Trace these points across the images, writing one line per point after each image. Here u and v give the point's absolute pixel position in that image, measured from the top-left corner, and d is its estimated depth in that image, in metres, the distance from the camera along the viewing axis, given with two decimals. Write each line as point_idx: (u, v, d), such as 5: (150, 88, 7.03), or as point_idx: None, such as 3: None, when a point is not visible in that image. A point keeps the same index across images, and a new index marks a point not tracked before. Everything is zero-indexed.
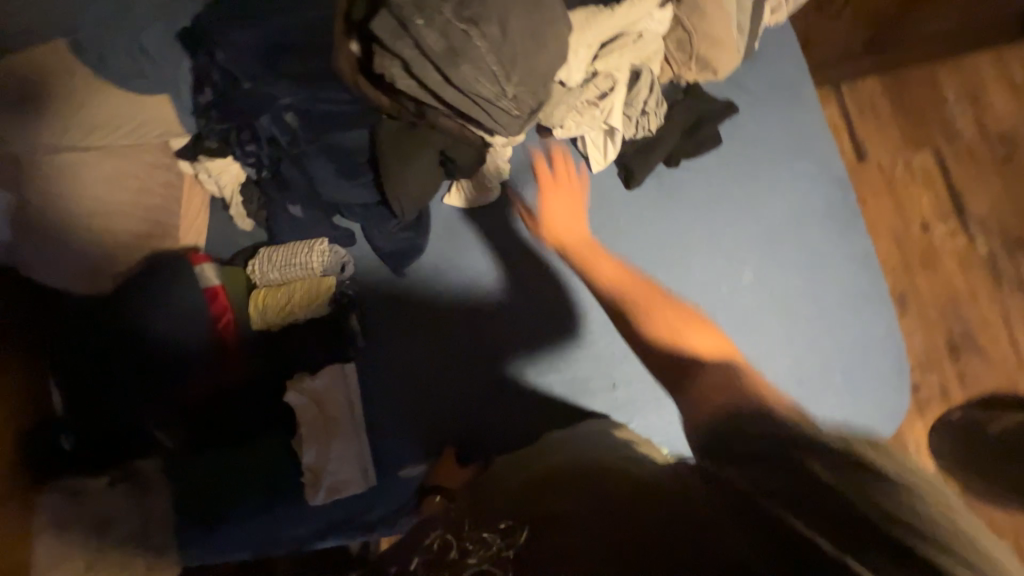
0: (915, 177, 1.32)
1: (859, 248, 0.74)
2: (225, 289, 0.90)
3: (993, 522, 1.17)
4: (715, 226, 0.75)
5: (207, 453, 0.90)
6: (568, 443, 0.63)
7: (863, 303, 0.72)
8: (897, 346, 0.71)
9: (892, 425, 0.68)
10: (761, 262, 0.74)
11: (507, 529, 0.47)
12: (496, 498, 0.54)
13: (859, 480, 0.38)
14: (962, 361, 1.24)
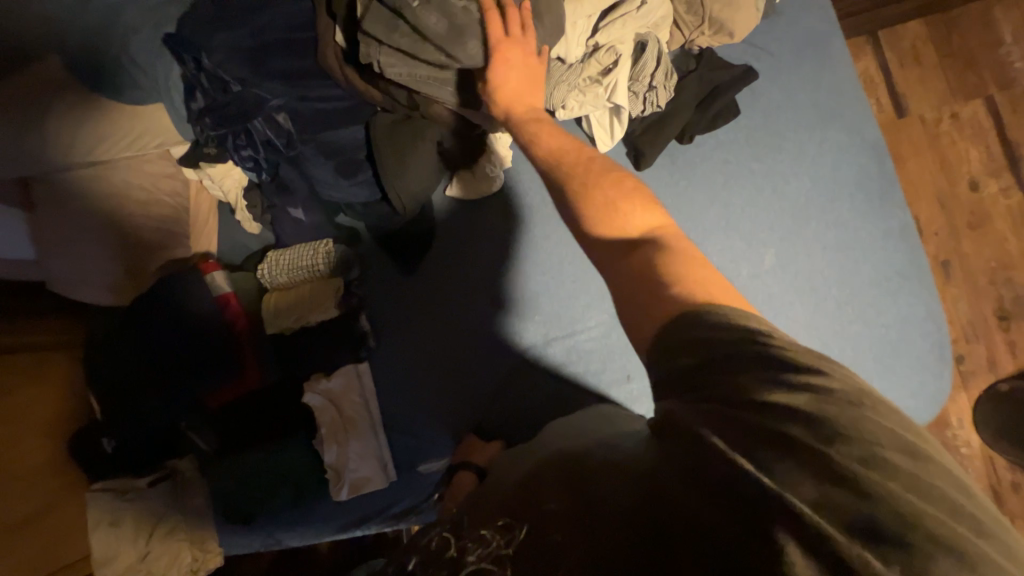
0: (962, 129, 1.19)
1: (895, 223, 0.67)
2: (236, 295, 0.91)
3: None
4: (731, 206, 0.70)
5: (235, 455, 0.93)
6: (579, 437, 0.62)
7: (899, 281, 0.66)
8: (938, 326, 0.65)
9: (929, 411, 0.64)
10: (785, 242, 0.68)
11: (506, 527, 0.49)
12: (503, 499, 0.55)
13: (829, 432, 0.38)
14: (1012, 330, 1.15)
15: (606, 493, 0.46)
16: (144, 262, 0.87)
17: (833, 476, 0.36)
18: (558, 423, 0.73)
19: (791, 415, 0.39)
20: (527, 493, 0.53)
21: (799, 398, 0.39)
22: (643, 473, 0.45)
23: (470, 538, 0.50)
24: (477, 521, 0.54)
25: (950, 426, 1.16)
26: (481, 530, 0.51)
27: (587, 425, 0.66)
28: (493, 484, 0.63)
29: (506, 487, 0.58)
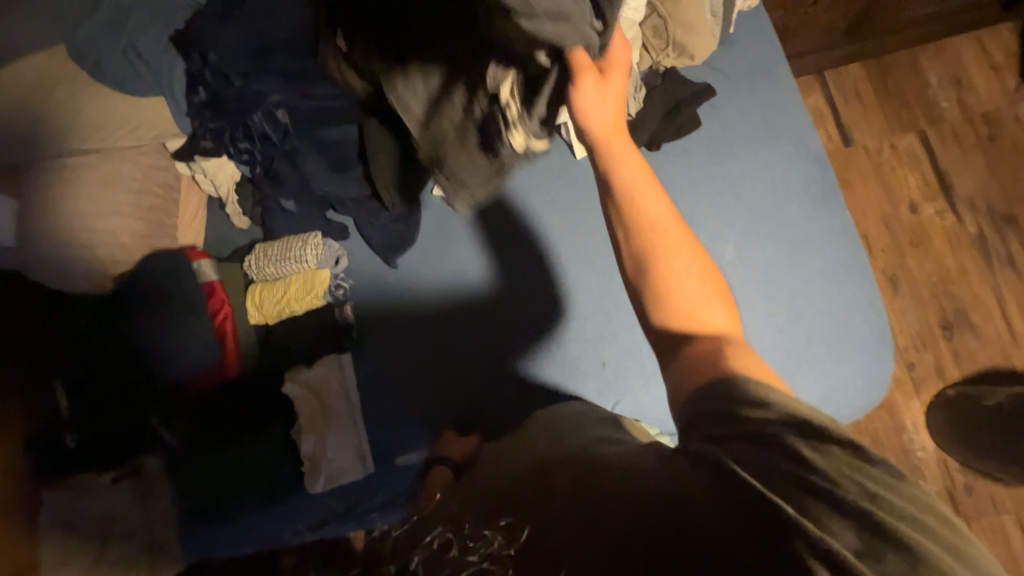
0: (900, 159, 1.33)
1: (838, 222, 0.74)
2: (222, 285, 0.91)
3: (993, 498, 1.17)
4: (698, 207, 0.77)
5: (206, 453, 0.89)
6: (584, 434, 0.65)
7: (845, 275, 0.73)
8: (881, 315, 0.72)
9: (876, 393, 0.70)
10: (743, 239, 0.75)
11: (507, 528, 0.56)
12: (509, 502, 0.60)
13: (873, 492, 0.43)
14: (956, 340, 1.24)
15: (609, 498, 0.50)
16: (129, 250, 0.88)
17: (879, 532, 0.40)
18: (547, 419, 0.76)
19: (808, 457, 0.45)
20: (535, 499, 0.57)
21: (836, 454, 0.45)
22: (651, 483, 0.50)
23: (472, 537, 0.58)
24: (479, 526, 0.60)
25: (907, 431, 1.22)
26: (481, 530, 0.58)
27: (588, 421, 0.70)
28: (482, 482, 0.69)
29: (510, 488, 0.62)
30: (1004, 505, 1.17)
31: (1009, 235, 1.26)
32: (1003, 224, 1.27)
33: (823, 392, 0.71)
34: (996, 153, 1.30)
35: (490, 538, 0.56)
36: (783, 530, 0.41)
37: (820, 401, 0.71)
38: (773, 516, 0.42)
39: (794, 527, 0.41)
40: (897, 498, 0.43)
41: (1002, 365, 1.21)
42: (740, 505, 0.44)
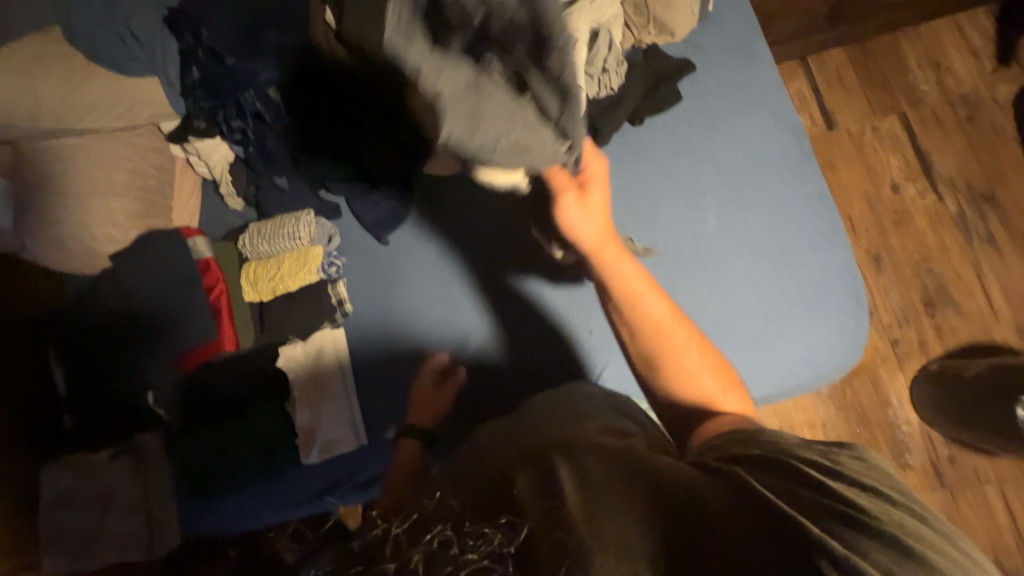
0: (883, 141, 1.36)
1: (814, 189, 0.77)
2: (216, 261, 0.93)
3: (977, 469, 1.20)
4: (678, 179, 0.80)
5: (204, 426, 0.92)
6: (583, 437, 0.58)
7: (820, 239, 0.75)
8: (856, 276, 0.74)
9: (853, 352, 0.73)
10: (722, 207, 0.78)
11: (506, 522, 0.43)
12: (509, 497, 0.46)
13: (895, 517, 0.45)
14: (938, 316, 1.27)
15: (631, 502, 0.46)
16: (126, 230, 0.90)
17: (905, 551, 0.42)
18: (543, 414, 0.70)
19: (796, 468, 0.50)
20: (548, 493, 0.46)
21: (854, 489, 0.48)
22: (670, 493, 0.48)
23: (469, 532, 0.42)
24: (475, 520, 0.44)
25: (892, 406, 1.25)
26: (481, 525, 0.43)
27: (584, 420, 0.64)
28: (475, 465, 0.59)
29: (509, 481, 0.49)
30: (986, 476, 1.19)
31: (989, 213, 1.29)
32: (982, 202, 1.30)
33: (804, 352, 0.73)
34: (975, 134, 1.33)
35: (496, 531, 0.42)
36: (785, 523, 0.44)
37: (802, 361, 0.73)
38: (776, 515, 0.45)
39: (801, 527, 0.43)
40: (920, 526, 0.45)
41: (982, 339, 1.24)
42: (747, 508, 0.46)
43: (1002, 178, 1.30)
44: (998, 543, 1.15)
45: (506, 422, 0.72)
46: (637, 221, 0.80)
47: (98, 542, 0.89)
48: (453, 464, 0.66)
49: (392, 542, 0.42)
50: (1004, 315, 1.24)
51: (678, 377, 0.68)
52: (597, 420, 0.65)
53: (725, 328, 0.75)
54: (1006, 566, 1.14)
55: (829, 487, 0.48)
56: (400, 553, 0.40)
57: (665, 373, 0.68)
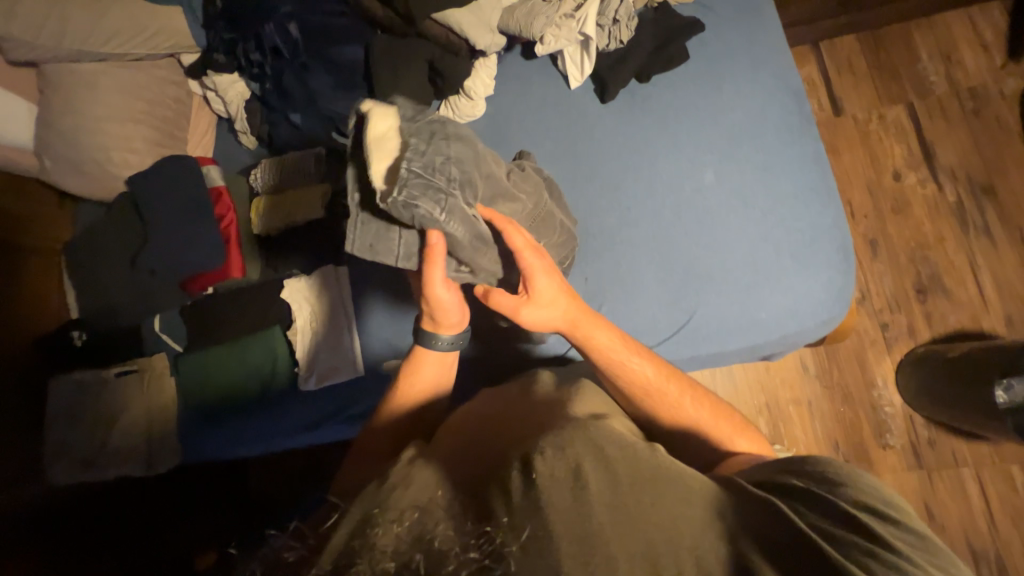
0: (888, 130, 1.37)
1: (810, 149, 0.80)
2: (228, 190, 0.96)
3: (955, 453, 1.22)
4: (681, 134, 0.82)
5: (209, 350, 0.95)
6: (600, 420, 0.55)
7: (813, 197, 0.78)
8: (844, 235, 0.78)
9: (838, 304, 0.76)
10: (722, 164, 0.80)
11: (508, 521, 0.41)
12: (531, 492, 0.42)
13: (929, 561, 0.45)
14: (929, 303, 1.29)
15: (660, 517, 0.44)
16: (142, 156, 0.92)
17: None
18: (545, 394, 0.66)
19: (843, 507, 0.49)
20: (573, 485, 0.43)
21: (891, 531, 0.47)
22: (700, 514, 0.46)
23: (472, 532, 0.40)
24: (476, 519, 0.42)
25: (876, 387, 1.27)
26: (483, 524, 0.41)
27: (593, 405, 0.62)
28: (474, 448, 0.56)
29: (526, 466, 0.45)
30: (963, 460, 1.21)
31: (986, 205, 1.31)
32: (981, 194, 1.32)
33: (791, 304, 0.76)
34: (979, 127, 1.35)
35: (500, 531, 0.40)
36: (821, 560, 0.42)
37: (787, 313, 0.76)
38: (813, 546, 0.44)
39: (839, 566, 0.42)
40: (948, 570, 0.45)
41: (970, 327, 1.26)
42: (786, 530, 0.45)
43: (1002, 172, 1.32)
44: (969, 523, 1.18)
45: (507, 397, 0.69)
46: (640, 172, 0.82)
47: (101, 454, 0.92)
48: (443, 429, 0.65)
49: (389, 544, 0.38)
50: (993, 305, 1.26)
51: (674, 431, 0.68)
52: (596, 404, 0.63)
53: (714, 278, 0.78)
54: (975, 547, 1.17)
55: (876, 532, 0.46)
56: (401, 554, 0.37)
57: (664, 425, 0.69)
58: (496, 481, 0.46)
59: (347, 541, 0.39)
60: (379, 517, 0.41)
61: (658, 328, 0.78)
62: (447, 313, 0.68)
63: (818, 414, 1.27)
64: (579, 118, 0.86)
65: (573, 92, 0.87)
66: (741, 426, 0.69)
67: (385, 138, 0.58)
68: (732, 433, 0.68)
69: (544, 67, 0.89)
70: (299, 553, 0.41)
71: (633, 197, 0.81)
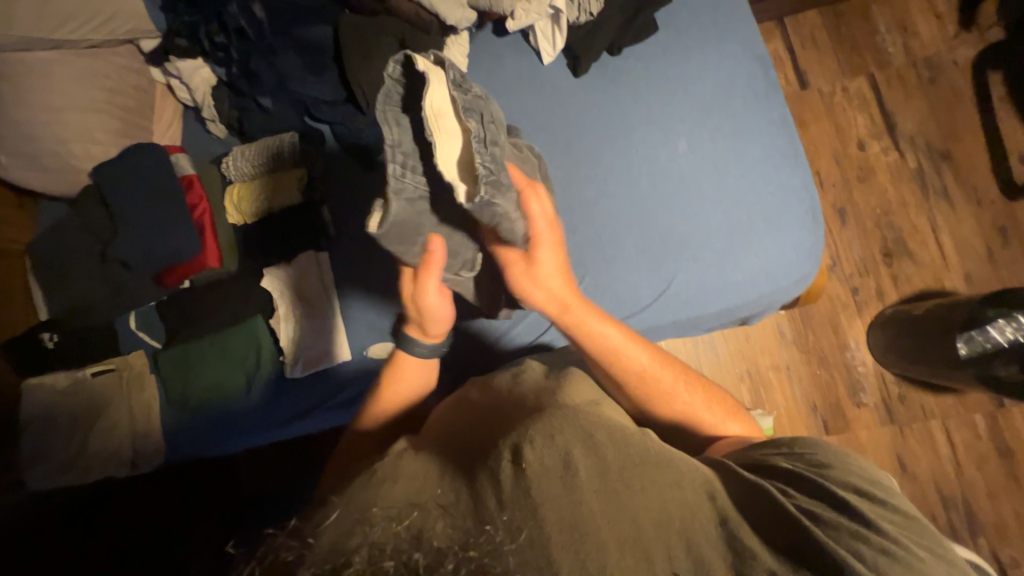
0: (851, 100, 1.42)
1: (777, 115, 0.83)
2: (199, 178, 0.93)
3: (924, 406, 1.28)
4: (653, 104, 0.84)
5: (189, 345, 0.93)
6: (590, 407, 0.55)
7: (781, 160, 0.81)
8: (812, 196, 0.81)
9: (809, 263, 0.79)
10: (694, 132, 0.82)
11: (509, 524, 0.40)
12: (521, 478, 0.43)
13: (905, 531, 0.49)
14: (895, 265, 1.34)
15: (651, 502, 0.45)
16: (105, 147, 0.90)
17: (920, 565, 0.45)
18: (534, 383, 0.66)
19: (829, 490, 0.52)
20: (564, 475, 0.44)
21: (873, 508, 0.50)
22: (693, 498, 0.47)
23: (472, 528, 0.38)
24: (473, 518, 0.40)
25: (850, 348, 1.32)
26: (483, 522, 0.39)
27: (583, 392, 0.61)
28: (470, 439, 0.56)
29: (516, 455, 0.46)
30: (931, 412, 1.28)
31: (944, 169, 1.37)
32: (939, 160, 1.38)
33: (764, 266, 0.79)
34: (935, 95, 1.40)
35: (497, 529, 0.39)
36: (805, 539, 0.46)
37: (762, 274, 0.79)
38: (800, 525, 0.47)
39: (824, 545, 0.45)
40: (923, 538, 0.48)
41: (933, 286, 1.32)
42: (775, 516, 0.48)
43: (957, 138, 1.38)
44: (938, 471, 1.25)
45: (497, 386, 0.69)
46: (615, 144, 0.84)
47: (80, 459, 0.88)
48: (426, 428, 0.64)
49: (389, 542, 0.35)
50: (953, 265, 1.33)
51: (671, 415, 0.69)
52: (583, 390, 0.62)
53: (690, 244, 0.80)
54: (945, 493, 1.23)
55: (858, 513, 0.49)
56: (400, 552, 0.34)
57: (657, 411, 0.69)
58: (487, 467, 0.46)
59: (345, 541, 0.36)
60: (375, 518, 0.39)
61: (638, 296, 0.80)
62: (433, 323, 0.71)
63: (796, 377, 1.32)
64: (553, 93, 0.86)
65: (547, 68, 0.87)
66: (727, 407, 0.72)
67: (442, 116, 0.55)
68: (720, 414, 0.70)
69: (517, 44, 0.90)
70: (300, 551, 0.36)
71: (610, 171, 0.83)
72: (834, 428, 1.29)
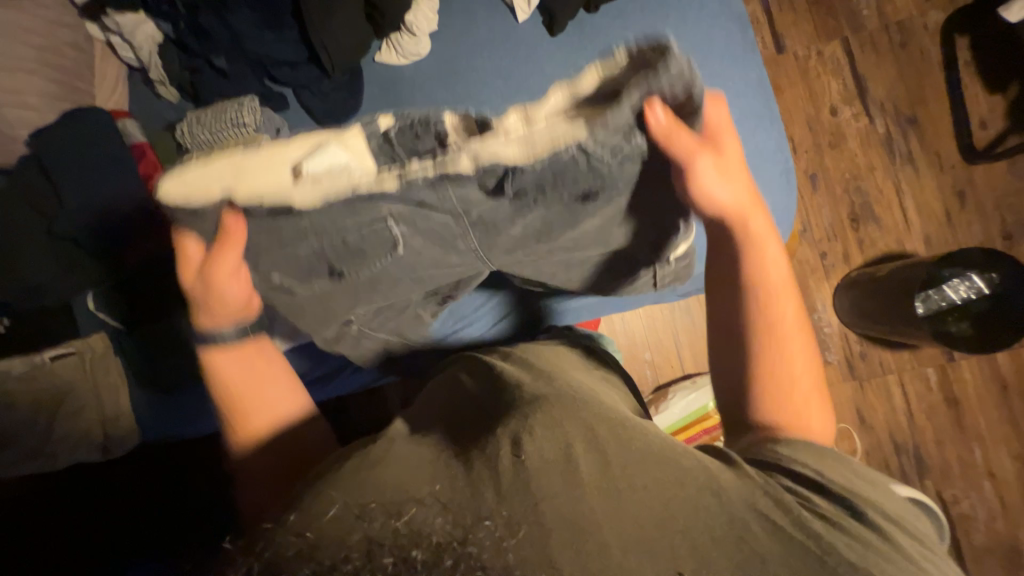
0: (826, 65, 1.42)
1: (754, 76, 0.82)
2: (151, 148, 0.90)
3: (882, 362, 1.36)
4: None
5: (159, 324, 0.92)
6: (583, 395, 0.56)
7: (756, 122, 0.81)
8: (786, 159, 0.82)
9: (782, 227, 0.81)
10: None
11: (509, 520, 0.41)
12: (522, 472, 0.45)
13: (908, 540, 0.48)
14: (861, 229, 1.39)
15: (652, 500, 0.45)
16: (41, 113, 0.82)
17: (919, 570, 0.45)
18: (522, 360, 0.67)
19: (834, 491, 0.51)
20: (563, 467, 0.46)
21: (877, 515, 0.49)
22: (686, 495, 0.46)
23: (472, 523, 0.40)
24: (472, 510, 0.41)
25: (817, 311, 1.38)
26: (483, 518, 0.41)
27: (577, 377, 0.62)
28: (461, 413, 0.59)
29: (517, 447, 0.47)
30: (888, 367, 1.36)
31: (910, 134, 1.41)
32: (906, 124, 1.41)
33: None
34: (905, 59, 1.42)
35: (496, 524, 0.40)
36: (810, 535, 0.45)
37: None
38: (816, 537, 0.45)
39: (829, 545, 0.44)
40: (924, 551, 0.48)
41: (894, 248, 1.38)
42: (786, 514, 0.46)
43: (924, 103, 1.41)
44: (892, 420, 1.34)
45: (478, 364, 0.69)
46: None
47: (45, 445, 0.84)
48: (415, 411, 0.64)
49: (386, 537, 0.37)
50: (914, 228, 1.38)
51: (773, 381, 0.63)
52: (576, 373, 0.64)
53: None
54: (897, 440, 1.33)
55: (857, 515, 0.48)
56: (399, 548, 0.36)
57: (770, 366, 0.64)
58: (481, 453, 0.48)
59: (341, 537, 0.38)
60: (373, 512, 0.41)
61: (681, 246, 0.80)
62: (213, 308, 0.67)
63: None
64: (528, 48, 0.83)
65: (522, 27, 0.85)
66: (824, 405, 0.65)
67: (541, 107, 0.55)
68: (816, 406, 0.64)
69: (491, 3, 0.86)
70: (299, 547, 0.37)
71: None
72: None
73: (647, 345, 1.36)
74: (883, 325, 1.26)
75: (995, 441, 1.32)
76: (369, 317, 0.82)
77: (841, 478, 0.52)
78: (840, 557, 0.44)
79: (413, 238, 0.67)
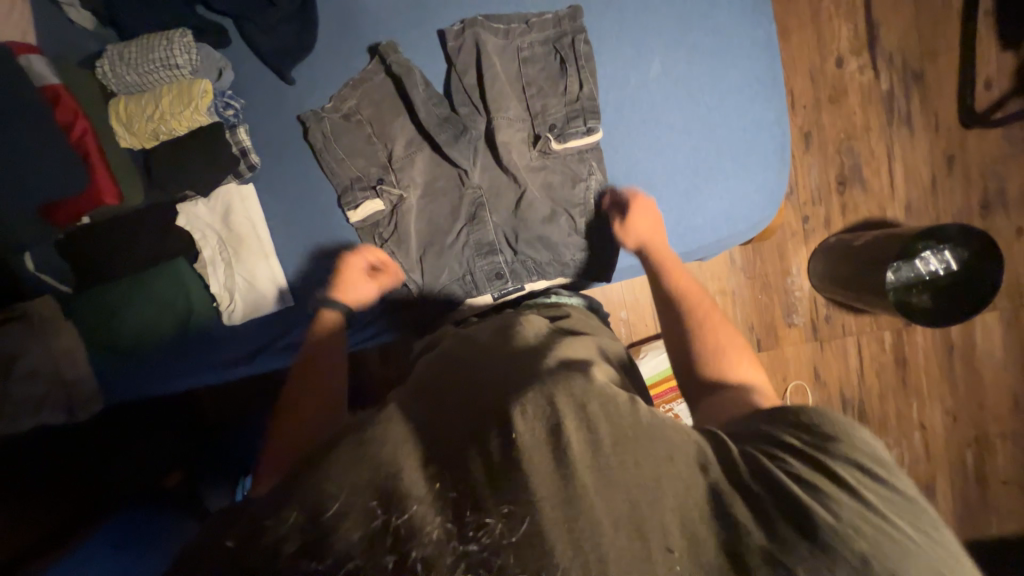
0: (839, 6, 1.30)
1: (759, 68, 0.86)
2: (67, 90, 0.78)
3: (844, 325, 1.42)
4: (646, 40, 0.84)
5: (101, 288, 0.85)
6: (567, 370, 0.54)
7: (756, 120, 0.86)
8: (780, 157, 0.88)
9: (761, 218, 0.89)
10: (675, 63, 0.84)
11: (508, 513, 0.43)
12: (511, 455, 0.45)
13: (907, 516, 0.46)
14: (846, 193, 1.37)
15: (642, 479, 0.46)
16: None
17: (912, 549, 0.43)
18: (526, 339, 0.65)
19: (822, 460, 0.49)
20: (553, 449, 0.46)
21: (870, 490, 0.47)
22: (675, 483, 0.46)
23: (470, 522, 0.43)
24: (471, 505, 0.44)
25: (791, 275, 1.39)
26: (481, 516, 0.43)
27: (574, 353, 0.61)
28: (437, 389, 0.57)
29: (505, 428, 0.47)
30: (848, 330, 1.42)
31: (913, 92, 1.34)
32: (911, 81, 1.33)
33: (726, 208, 0.88)
34: (925, 5, 1.31)
35: (497, 521, 0.43)
36: (794, 504, 0.46)
37: (724, 215, 0.88)
38: (796, 503, 0.46)
39: (806, 512, 0.45)
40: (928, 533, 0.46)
41: (875, 215, 1.37)
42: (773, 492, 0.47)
43: (934, 56, 1.33)
44: (844, 378, 1.43)
45: (466, 343, 0.68)
46: (611, 90, 0.85)
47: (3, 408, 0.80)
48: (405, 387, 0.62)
49: (388, 534, 0.42)
50: (899, 194, 1.37)
51: (709, 356, 0.70)
52: (571, 350, 0.62)
53: (655, 190, 0.87)
54: (845, 395, 1.43)
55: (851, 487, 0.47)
56: (398, 545, 0.42)
57: (697, 337, 0.72)
58: (475, 441, 0.47)
59: (342, 536, 0.42)
60: (371, 507, 0.43)
61: (659, 180, 0.86)
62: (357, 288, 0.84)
63: (739, 303, 1.39)
64: (545, 18, 0.82)
65: (502, 62, 0.82)
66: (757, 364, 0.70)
67: None
68: (745, 364, 0.69)
69: None
70: (302, 540, 0.42)
71: (611, 109, 0.85)
72: (766, 345, 1.41)
73: (624, 305, 1.37)
74: (852, 293, 1.28)
75: (932, 399, 1.43)
76: (393, 224, 0.85)
77: (841, 451, 0.50)
78: (814, 517, 0.45)
79: (424, 196, 0.86)
